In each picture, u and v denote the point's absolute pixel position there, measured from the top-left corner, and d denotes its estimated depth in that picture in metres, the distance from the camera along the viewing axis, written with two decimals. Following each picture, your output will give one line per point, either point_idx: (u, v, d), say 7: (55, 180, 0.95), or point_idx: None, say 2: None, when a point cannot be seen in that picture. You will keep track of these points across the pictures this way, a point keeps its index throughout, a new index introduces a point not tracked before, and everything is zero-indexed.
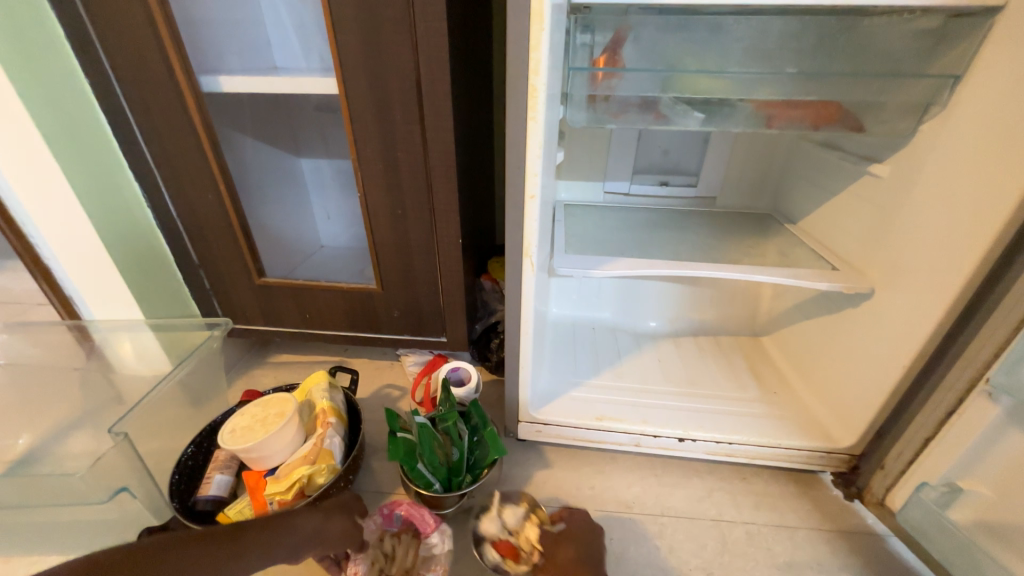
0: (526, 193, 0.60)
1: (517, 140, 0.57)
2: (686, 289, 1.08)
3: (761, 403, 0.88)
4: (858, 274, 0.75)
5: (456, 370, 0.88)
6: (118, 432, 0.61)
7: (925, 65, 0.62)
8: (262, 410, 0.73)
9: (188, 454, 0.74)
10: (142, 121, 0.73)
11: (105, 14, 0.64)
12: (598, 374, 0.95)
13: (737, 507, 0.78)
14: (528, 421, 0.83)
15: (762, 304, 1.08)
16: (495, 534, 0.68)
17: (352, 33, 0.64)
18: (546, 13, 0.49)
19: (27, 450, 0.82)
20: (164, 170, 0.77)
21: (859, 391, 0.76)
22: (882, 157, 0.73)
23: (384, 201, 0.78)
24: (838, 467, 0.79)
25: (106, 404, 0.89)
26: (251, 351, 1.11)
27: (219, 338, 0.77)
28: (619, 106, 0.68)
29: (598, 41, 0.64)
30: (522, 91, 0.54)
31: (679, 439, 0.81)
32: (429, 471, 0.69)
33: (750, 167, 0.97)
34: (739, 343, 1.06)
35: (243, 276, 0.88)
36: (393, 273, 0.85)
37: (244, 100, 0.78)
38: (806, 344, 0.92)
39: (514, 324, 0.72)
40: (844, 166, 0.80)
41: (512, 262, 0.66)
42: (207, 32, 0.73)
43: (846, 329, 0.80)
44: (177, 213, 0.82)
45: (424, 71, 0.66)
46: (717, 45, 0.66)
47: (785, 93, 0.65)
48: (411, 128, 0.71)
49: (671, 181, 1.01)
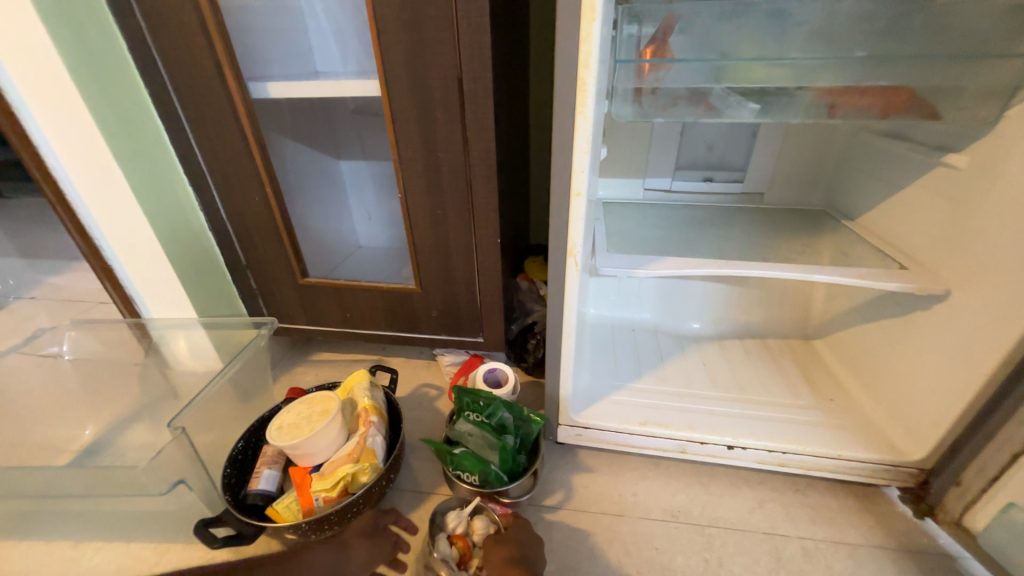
0: (572, 190, 0.59)
1: (564, 136, 0.55)
2: (732, 289, 1.03)
3: (817, 411, 0.83)
4: (931, 274, 0.70)
5: (494, 370, 0.87)
6: (177, 427, 0.63)
7: (1013, 44, 0.56)
8: (307, 408, 0.74)
9: (239, 449, 0.76)
10: (196, 128, 0.76)
11: (165, 25, 0.67)
12: (639, 378, 0.92)
13: (791, 520, 0.74)
14: (568, 424, 0.82)
15: (813, 306, 1.02)
16: (456, 529, 0.67)
17: (396, 36, 0.65)
18: (597, 4, 0.48)
19: (93, 440, 0.88)
20: (215, 174, 0.80)
21: (934, 400, 0.70)
22: (958, 147, 0.67)
23: (425, 202, 0.78)
24: (905, 481, 0.74)
25: (162, 398, 0.94)
26: (293, 349, 1.15)
27: (266, 336, 0.80)
28: (667, 99, 0.65)
29: (645, 32, 0.62)
30: (570, 87, 0.52)
31: (727, 446, 0.77)
32: (501, 467, 0.70)
33: (803, 161, 0.92)
34: (790, 347, 1.01)
35: (287, 276, 0.91)
36: (432, 273, 0.86)
37: (287, 105, 0.80)
38: (867, 348, 0.86)
39: (556, 325, 0.71)
40: (911, 157, 0.75)
41: (555, 261, 0.65)
42: (256, 42, 0.75)
43: (915, 333, 0.74)
44: (226, 215, 0.85)
45: (467, 70, 0.66)
46: (775, 30, 0.63)
47: (853, 79, 0.60)
48: (452, 128, 0.71)
49: (716, 177, 0.98)
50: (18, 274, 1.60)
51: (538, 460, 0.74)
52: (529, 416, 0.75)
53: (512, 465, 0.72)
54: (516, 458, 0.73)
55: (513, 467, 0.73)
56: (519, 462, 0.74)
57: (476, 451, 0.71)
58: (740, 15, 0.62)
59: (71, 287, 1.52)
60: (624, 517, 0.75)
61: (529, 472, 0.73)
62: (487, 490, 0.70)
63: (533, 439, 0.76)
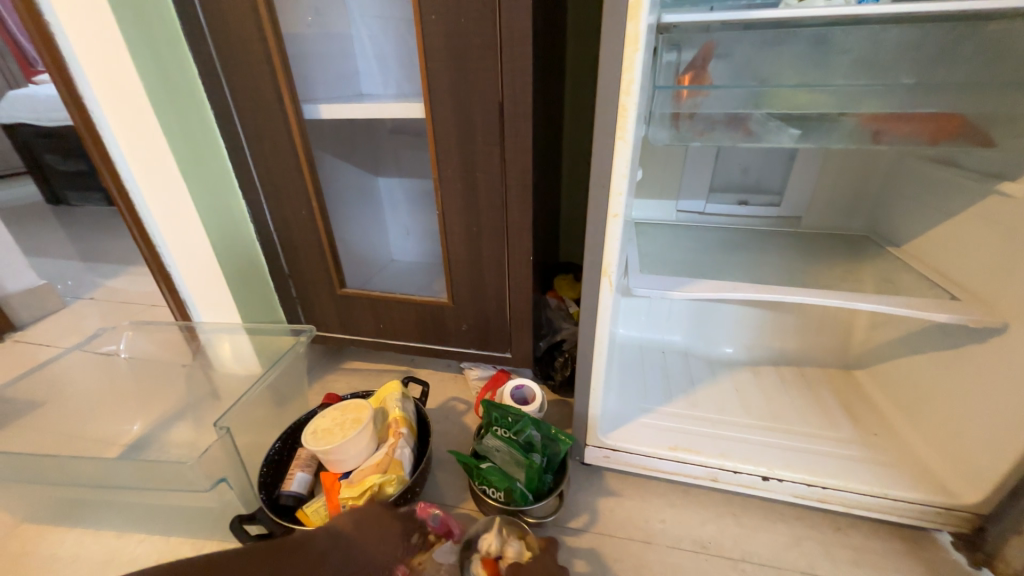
0: (608, 212, 0.60)
1: (603, 159, 0.57)
2: (767, 314, 1.01)
3: (860, 446, 0.79)
4: (985, 306, 0.67)
5: (521, 387, 0.88)
6: (221, 427, 0.67)
7: None
8: (340, 415, 0.77)
9: (276, 449, 0.79)
10: (252, 146, 0.82)
11: (233, 53, 0.73)
12: (669, 402, 0.90)
13: (831, 560, 0.70)
14: (596, 445, 0.81)
15: (854, 334, 0.98)
16: (485, 552, 0.65)
17: (443, 63, 0.68)
18: (641, 35, 0.49)
19: (140, 435, 0.93)
20: (266, 190, 0.86)
21: (992, 440, 0.65)
22: (1015, 174, 0.64)
23: (461, 219, 0.81)
24: (958, 527, 0.69)
25: (205, 398, 0.99)
26: (326, 357, 1.19)
27: (304, 343, 0.84)
28: (704, 124, 0.65)
29: (684, 58, 0.63)
30: (611, 112, 0.54)
31: (762, 477, 0.75)
32: (526, 485, 0.70)
33: (844, 186, 0.90)
34: (829, 376, 0.97)
35: (327, 287, 0.95)
36: (464, 287, 0.88)
37: (333, 126, 0.85)
38: (914, 381, 0.81)
39: (587, 343, 0.71)
40: (962, 184, 0.72)
41: (589, 280, 0.66)
42: (310, 67, 0.81)
43: (969, 369, 0.70)
44: (274, 227, 0.90)
45: (508, 95, 0.68)
46: (817, 58, 0.63)
47: (900, 105, 0.59)
48: (491, 150, 0.73)
49: (751, 201, 0.97)
50: (80, 277, 1.72)
51: (563, 481, 0.74)
52: (557, 435, 0.74)
53: (538, 484, 0.72)
54: (542, 477, 0.73)
55: (538, 486, 0.73)
56: (545, 481, 0.74)
57: (502, 466, 0.72)
58: (782, 43, 0.63)
59: (126, 290, 1.63)
60: (651, 545, 0.73)
61: (554, 492, 0.72)
62: (511, 508, 0.70)
63: (561, 459, 0.76)
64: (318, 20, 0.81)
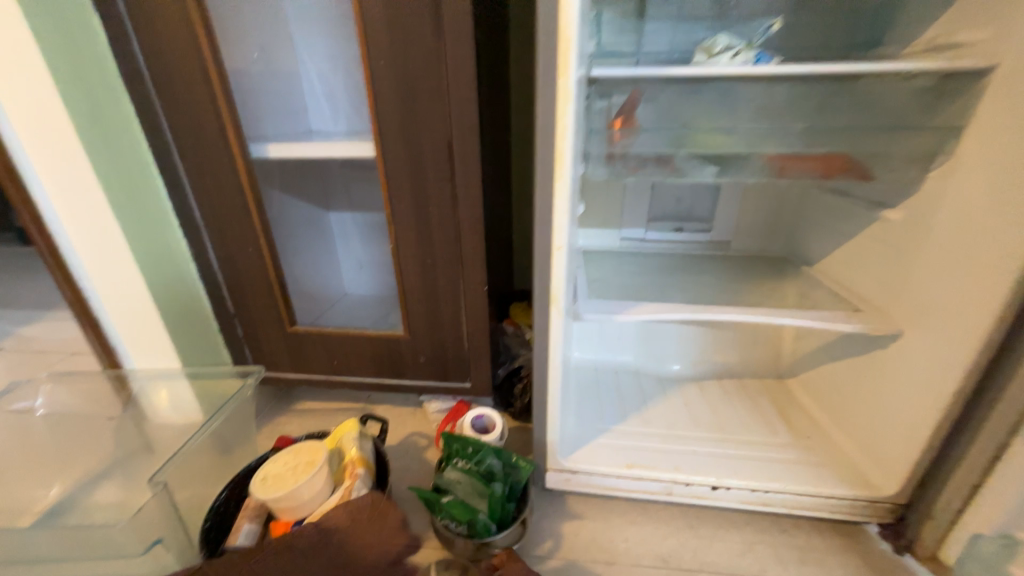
0: (553, 244, 0.64)
1: (546, 197, 0.61)
2: (707, 331, 1.08)
3: (795, 449, 0.86)
4: (882, 316, 0.76)
5: (480, 417, 0.88)
6: (157, 482, 0.63)
7: (926, 119, 0.66)
8: (293, 458, 0.74)
9: (221, 501, 0.75)
10: (195, 185, 0.80)
11: (175, 94, 0.73)
12: (624, 421, 0.94)
13: (780, 561, 0.74)
14: (557, 469, 0.82)
15: (784, 346, 1.07)
16: None
17: (392, 106, 0.71)
18: (570, 90, 0.55)
19: (58, 500, 0.84)
20: (210, 228, 0.83)
21: (900, 437, 0.73)
22: (892, 202, 0.75)
23: (415, 252, 0.82)
24: (883, 517, 0.76)
25: (135, 452, 0.91)
26: (276, 399, 1.13)
27: (253, 385, 0.79)
28: (637, 161, 0.70)
29: (615, 103, 0.69)
30: (550, 154, 0.58)
31: (712, 487, 0.79)
32: (489, 517, 0.70)
33: (762, 213, 1.00)
34: (764, 386, 1.05)
35: (275, 325, 0.92)
36: (420, 319, 0.88)
37: (283, 165, 0.85)
38: (836, 386, 0.90)
39: (541, 368, 0.73)
40: (856, 211, 0.83)
41: (540, 308, 0.69)
42: (257, 104, 0.81)
43: (877, 372, 0.79)
44: (218, 266, 0.87)
45: (456, 135, 0.72)
46: (727, 104, 0.72)
47: (794, 146, 0.69)
48: (442, 185, 0.76)
49: (685, 228, 1.04)
50: None
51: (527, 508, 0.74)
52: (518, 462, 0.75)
53: (501, 514, 0.72)
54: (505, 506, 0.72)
55: (502, 516, 0.73)
56: (509, 510, 0.74)
57: (464, 498, 0.72)
58: (698, 93, 0.71)
59: (41, 338, 1.47)
60: (615, 565, 0.74)
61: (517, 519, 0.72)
62: (476, 540, 0.70)
63: (524, 486, 0.76)
64: (264, 56, 0.82)
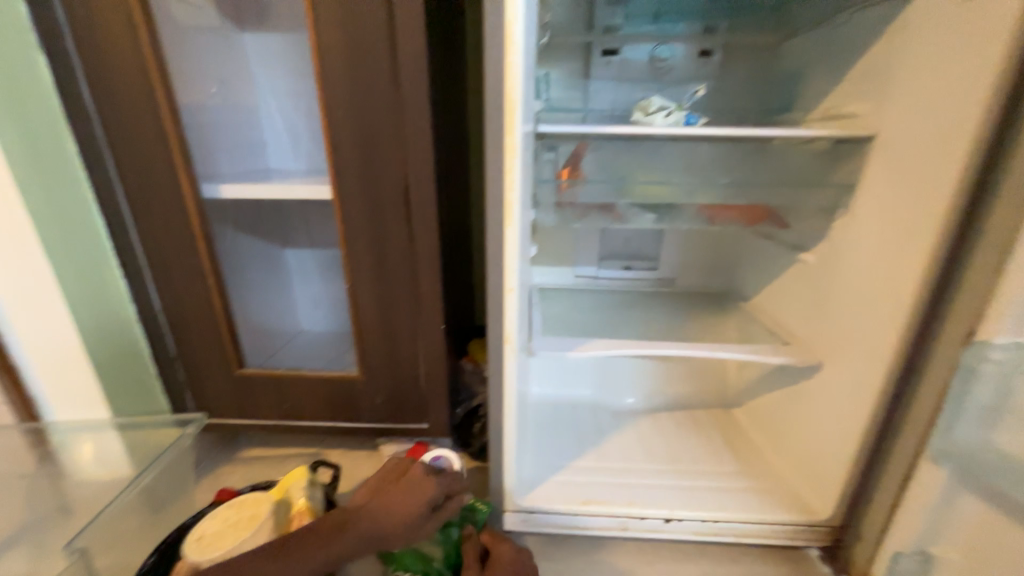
0: (505, 287, 0.67)
1: (497, 243, 0.64)
2: (659, 364, 1.13)
3: (742, 477, 0.90)
4: (807, 349, 0.83)
5: (437, 458, 0.79)
6: (73, 546, 0.60)
7: (827, 175, 0.76)
8: (234, 513, 0.69)
9: (149, 566, 0.68)
10: (139, 223, 0.77)
11: (123, 133, 0.72)
12: (581, 456, 0.95)
13: None
14: (515, 509, 0.82)
15: (729, 377, 1.14)
16: None
17: (349, 152, 0.74)
18: (516, 146, 0.60)
19: None
20: (154, 268, 0.81)
21: (830, 462, 0.79)
22: (808, 246, 0.85)
23: (372, 292, 0.83)
24: (823, 541, 0.81)
25: (48, 515, 0.78)
26: (218, 448, 1.05)
27: (191, 436, 0.73)
28: (582, 209, 0.77)
29: (561, 155, 0.75)
30: (500, 202, 0.62)
31: (665, 519, 0.82)
32: (445, 564, 0.69)
33: (703, 253, 1.09)
34: (712, 416, 1.10)
35: (221, 369, 0.88)
36: (376, 359, 0.87)
37: (238, 206, 0.85)
38: (775, 415, 0.96)
39: (496, 408, 0.74)
40: (781, 252, 0.92)
41: (494, 347, 0.70)
42: (212, 135, 0.81)
43: (808, 401, 0.85)
44: (162, 308, 0.83)
45: (412, 179, 0.75)
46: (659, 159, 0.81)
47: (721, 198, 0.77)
48: (399, 227, 0.78)
49: (634, 266, 1.09)
50: None
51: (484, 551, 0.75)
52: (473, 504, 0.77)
53: (458, 560, 0.72)
54: (461, 552, 0.72)
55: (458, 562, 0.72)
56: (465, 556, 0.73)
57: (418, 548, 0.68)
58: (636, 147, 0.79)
59: None
60: None
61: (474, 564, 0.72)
62: None
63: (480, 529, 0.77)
64: (222, 90, 0.83)
